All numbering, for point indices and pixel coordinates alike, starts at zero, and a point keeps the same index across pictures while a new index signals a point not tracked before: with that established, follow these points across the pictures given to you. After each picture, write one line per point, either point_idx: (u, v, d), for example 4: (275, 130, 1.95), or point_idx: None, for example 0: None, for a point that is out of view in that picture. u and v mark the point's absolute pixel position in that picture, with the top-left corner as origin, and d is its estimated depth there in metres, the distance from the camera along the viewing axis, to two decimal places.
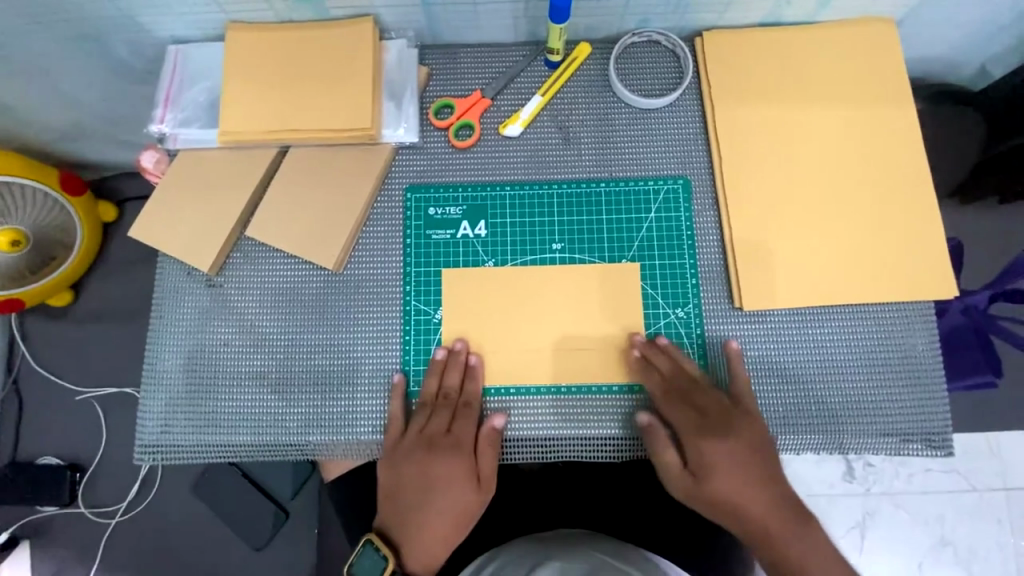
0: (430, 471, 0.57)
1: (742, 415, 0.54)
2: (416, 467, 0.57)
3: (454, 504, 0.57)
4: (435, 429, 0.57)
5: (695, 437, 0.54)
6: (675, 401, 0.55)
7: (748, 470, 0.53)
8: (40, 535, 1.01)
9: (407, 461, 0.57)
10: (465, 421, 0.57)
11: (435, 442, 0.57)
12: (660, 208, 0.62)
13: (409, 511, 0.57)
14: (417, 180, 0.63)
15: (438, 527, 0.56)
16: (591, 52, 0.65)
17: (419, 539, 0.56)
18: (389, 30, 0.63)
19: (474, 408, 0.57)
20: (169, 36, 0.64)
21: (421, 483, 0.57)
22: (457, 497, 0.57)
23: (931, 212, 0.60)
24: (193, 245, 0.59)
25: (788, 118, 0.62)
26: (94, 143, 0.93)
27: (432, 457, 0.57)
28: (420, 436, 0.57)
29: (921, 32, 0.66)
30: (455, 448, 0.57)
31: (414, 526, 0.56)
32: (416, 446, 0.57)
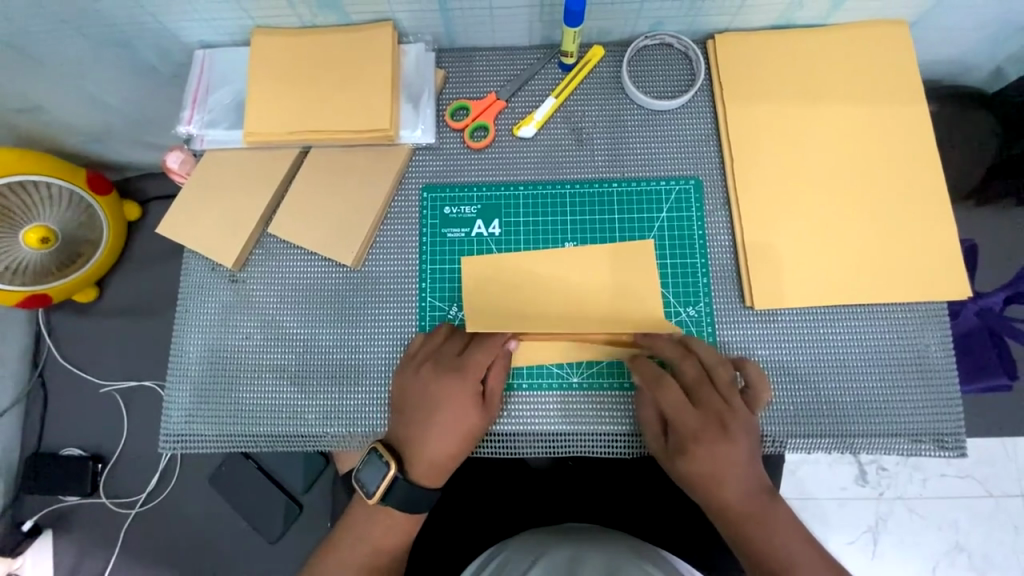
0: (433, 387, 0.56)
1: (738, 417, 0.53)
2: (424, 383, 0.57)
3: (456, 421, 0.56)
4: (447, 351, 0.58)
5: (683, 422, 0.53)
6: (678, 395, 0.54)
7: (726, 475, 0.53)
8: (62, 525, 1.04)
9: (412, 379, 0.57)
10: (482, 346, 0.57)
11: (446, 362, 0.57)
12: (671, 208, 0.62)
13: (414, 425, 0.56)
14: (433, 180, 0.64)
15: (441, 440, 0.56)
16: (604, 54, 0.66)
17: (423, 452, 0.56)
18: (407, 35, 0.65)
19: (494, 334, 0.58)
20: (197, 41, 0.66)
21: (423, 399, 0.57)
22: (464, 414, 0.56)
23: (942, 212, 0.60)
24: (219, 242, 0.62)
25: (799, 119, 0.62)
26: (120, 144, 0.97)
27: (440, 372, 0.57)
28: (433, 358, 0.58)
29: (935, 32, 0.66)
30: (464, 366, 0.57)
31: (419, 437, 0.56)
32: (424, 364, 0.58)
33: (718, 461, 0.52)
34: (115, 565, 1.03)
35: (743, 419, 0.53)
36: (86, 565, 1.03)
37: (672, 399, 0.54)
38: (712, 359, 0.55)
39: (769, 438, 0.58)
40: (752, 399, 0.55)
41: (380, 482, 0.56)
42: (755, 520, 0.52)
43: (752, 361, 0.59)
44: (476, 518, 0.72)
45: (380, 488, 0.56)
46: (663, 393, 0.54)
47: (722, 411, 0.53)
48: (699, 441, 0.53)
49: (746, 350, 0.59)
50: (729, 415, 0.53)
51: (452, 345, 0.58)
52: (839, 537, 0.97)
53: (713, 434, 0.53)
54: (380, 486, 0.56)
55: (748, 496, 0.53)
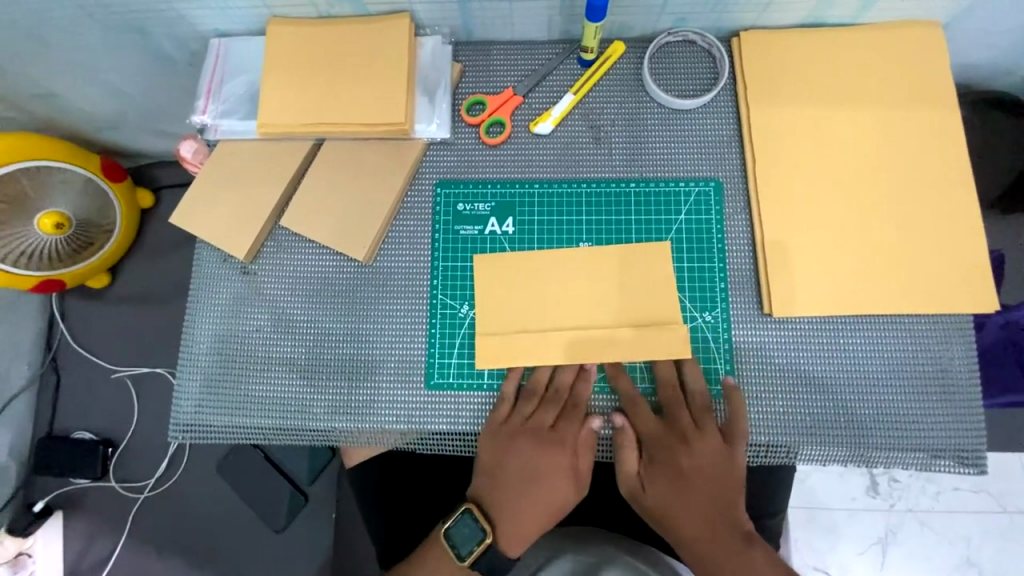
0: (537, 460, 0.59)
1: (705, 440, 0.56)
2: (522, 455, 0.59)
3: (553, 495, 0.59)
4: (542, 423, 0.59)
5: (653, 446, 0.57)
6: (651, 424, 0.57)
7: (690, 495, 0.56)
8: (73, 507, 1.06)
9: (510, 452, 0.59)
10: (573, 419, 0.58)
11: (543, 434, 0.59)
12: (690, 210, 0.61)
13: (508, 497, 0.59)
14: (447, 176, 0.63)
15: (534, 511, 0.59)
16: (624, 50, 0.64)
17: (518, 523, 0.59)
18: (424, 27, 0.64)
19: (579, 408, 0.58)
20: (212, 30, 0.65)
21: (525, 471, 0.59)
22: (558, 486, 0.59)
23: (971, 221, 0.58)
24: (231, 233, 0.61)
25: (827, 121, 0.60)
26: (134, 132, 0.97)
27: (540, 444, 0.59)
28: (529, 428, 0.59)
29: (970, 34, 0.63)
30: (562, 439, 0.59)
31: (513, 509, 0.59)
32: (522, 435, 0.59)
33: (686, 482, 0.57)
34: (124, 547, 1.05)
35: (710, 444, 0.56)
36: (95, 546, 1.05)
37: (643, 420, 0.57)
38: (695, 381, 0.57)
39: (782, 448, 0.56)
40: (732, 433, 0.56)
41: (473, 547, 0.58)
42: (720, 541, 0.55)
43: (767, 370, 0.58)
44: None
45: (472, 552, 0.58)
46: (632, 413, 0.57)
47: (689, 431, 0.57)
48: (666, 462, 0.57)
49: (762, 356, 0.58)
50: (695, 437, 0.56)
51: (546, 417, 0.59)
52: (847, 546, 0.96)
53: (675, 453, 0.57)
54: (473, 550, 0.58)
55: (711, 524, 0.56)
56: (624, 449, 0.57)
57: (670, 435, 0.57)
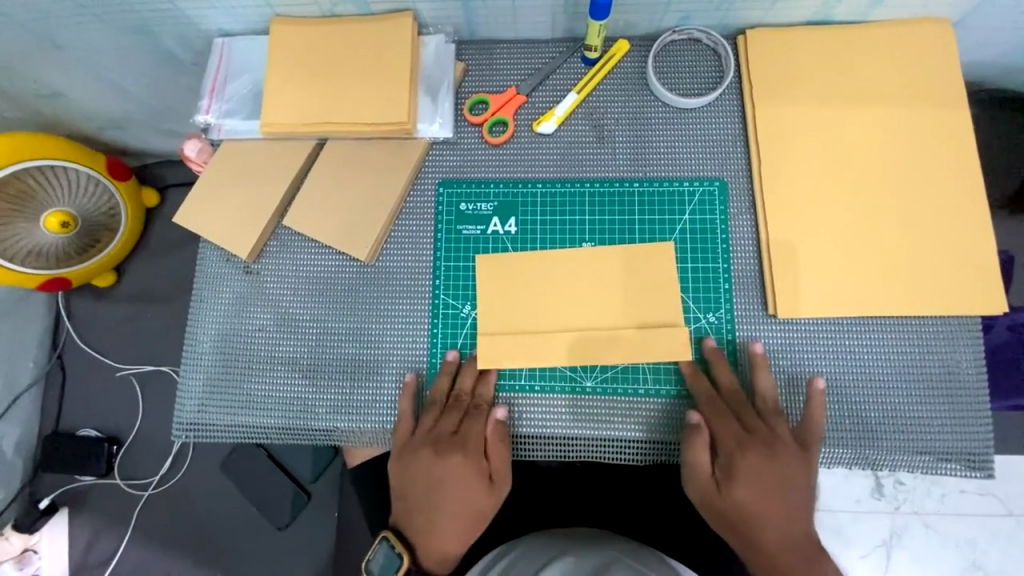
0: (439, 469, 0.57)
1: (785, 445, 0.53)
2: (426, 468, 0.57)
3: (466, 503, 0.57)
4: (444, 430, 0.57)
5: (734, 450, 0.53)
6: (731, 426, 0.54)
7: (771, 505, 0.53)
8: (78, 503, 1.07)
9: (417, 461, 0.57)
10: (474, 420, 0.57)
11: (444, 442, 0.57)
12: (694, 210, 0.60)
13: (422, 510, 0.57)
14: (450, 175, 0.63)
15: (449, 527, 0.57)
16: (629, 49, 0.64)
17: (434, 537, 0.57)
18: (427, 26, 0.63)
19: (480, 406, 0.57)
20: (216, 29, 0.66)
21: (434, 482, 0.57)
22: (470, 496, 0.57)
23: (980, 221, 0.57)
24: (233, 232, 0.61)
25: (833, 120, 0.60)
26: (139, 131, 0.97)
27: (440, 455, 0.57)
28: (428, 437, 0.57)
29: (979, 31, 0.63)
30: (465, 444, 0.57)
31: (428, 522, 0.57)
32: (427, 443, 0.57)
33: (767, 490, 0.53)
34: (128, 544, 1.06)
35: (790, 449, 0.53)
36: (100, 543, 1.06)
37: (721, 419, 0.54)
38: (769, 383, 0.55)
39: None
40: (807, 436, 0.54)
41: None
42: (797, 549, 0.52)
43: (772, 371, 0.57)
44: None
45: None
46: (711, 410, 0.54)
47: (769, 435, 0.54)
48: (747, 468, 0.53)
49: (766, 357, 0.57)
50: (775, 441, 0.53)
51: (448, 424, 0.57)
52: (852, 549, 0.95)
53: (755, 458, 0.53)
54: None
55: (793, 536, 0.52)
56: (698, 451, 0.53)
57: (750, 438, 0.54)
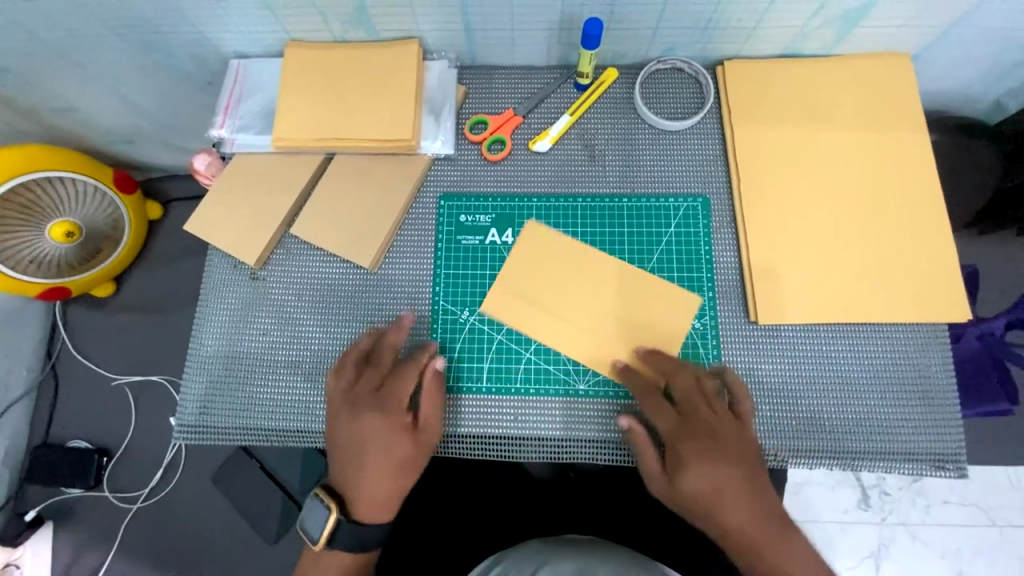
0: (358, 426, 0.56)
1: (729, 432, 0.53)
2: (346, 426, 0.56)
3: (388, 457, 0.55)
4: (364, 388, 0.57)
5: (676, 440, 0.53)
6: (668, 418, 0.54)
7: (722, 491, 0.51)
8: (63, 517, 1.05)
9: (338, 419, 0.57)
10: (398, 378, 0.57)
11: (363, 399, 0.57)
12: (679, 223, 0.65)
13: (347, 466, 0.56)
14: (451, 189, 0.67)
15: (373, 484, 0.56)
16: (618, 76, 0.69)
17: (362, 489, 0.56)
18: (432, 52, 0.68)
19: (411, 364, 0.58)
20: (233, 51, 0.70)
21: (354, 439, 0.56)
22: (391, 450, 0.55)
23: (943, 235, 0.62)
24: (242, 240, 0.64)
25: (805, 143, 0.65)
26: (148, 146, 1.01)
27: (363, 414, 0.56)
28: (349, 396, 0.57)
29: (935, 65, 0.69)
30: (384, 401, 0.56)
31: (355, 477, 0.56)
32: (346, 402, 0.57)
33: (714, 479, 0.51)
34: (112, 560, 1.03)
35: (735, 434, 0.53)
36: (83, 559, 1.04)
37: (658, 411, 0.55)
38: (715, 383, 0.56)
39: (772, 453, 0.58)
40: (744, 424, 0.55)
41: (323, 527, 0.57)
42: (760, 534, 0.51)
43: (755, 376, 0.60)
44: (476, 525, 0.72)
45: (324, 535, 0.57)
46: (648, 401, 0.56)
47: (710, 423, 0.53)
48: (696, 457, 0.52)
49: (750, 362, 0.60)
50: (719, 429, 0.53)
51: (369, 382, 0.58)
52: (842, 561, 0.96)
53: (699, 445, 0.52)
54: (324, 532, 0.57)
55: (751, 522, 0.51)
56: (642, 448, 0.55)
57: (691, 427, 0.53)
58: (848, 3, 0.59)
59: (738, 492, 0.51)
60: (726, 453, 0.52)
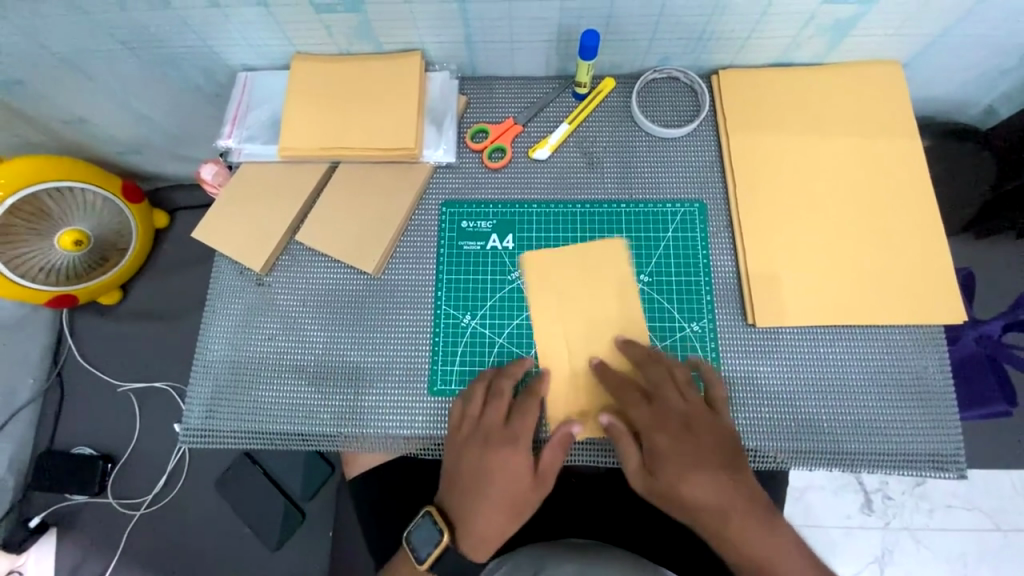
0: (487, 460, 0.58)
1: (704, 421, 0.56)
2: (475, 457, 0.58)
3: (509, 491, 0.58)
4: (493, 422, 0.58)
5: (651, 431, 0.56)
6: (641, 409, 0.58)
7: (699, 477, 0.54)
8: (67, 524, 1.05)
9: (466, 452, 0.58)
10: (523, 412, 0.59)
11: (494, 434, 0.58)
12: (677, 228, 0.66)
13: (466, 498, 0.59)
14: (452, 196, 0.68)
15: (491, 517, 0.58)
16: (615, 85, 0.71)
17: (476, 521, 0.58)
18: (433, 64, 0.70)
19: (532, 397, 0.59)
20: (240, 64, 0.72)
21: (478, 471, 0.58)
22: (516, 486, 0.58)
23: (936, 238, 0.63)
24: (249, 247, 0.66)
25: (799, 149, 0.66)
26: (156, 156, 1.03)
27: (493, 448, 0.58)
28: (479, 431, 0.58)
29: (926, 72, 0.70)
30: (513, 436, 0.58)
31: (472, 508, 0.58)
32: (474, 435, 0.58)
33: (689, 466, 0.54)
34: (116, 567, 1.04)
35: (710, 424, 0.56)
36: (87, 566, 1.04)
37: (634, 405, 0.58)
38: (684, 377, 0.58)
39: (771, 455, 0.59)
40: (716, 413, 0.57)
41: (431, 550, 0.59)
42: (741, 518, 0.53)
43: (753, 378, 0.61)
44: None
45: (431, 555, 0.59)
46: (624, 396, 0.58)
47: (685, 413, 0.56)
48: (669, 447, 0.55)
49: (747, 366, 0.61)
50: (693, 417, 0.56)
51: (497, 416, 0.58)
52: (847, 566, 0.96)
53: (672, 434, 0.56)
54: (431, 553, 0.59)
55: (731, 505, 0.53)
56: (622, 445, 0.57)
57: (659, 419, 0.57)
58: (837, 13, 0.61)
59: (716, 480, 0.53)
60: (701, 442, 0.55)
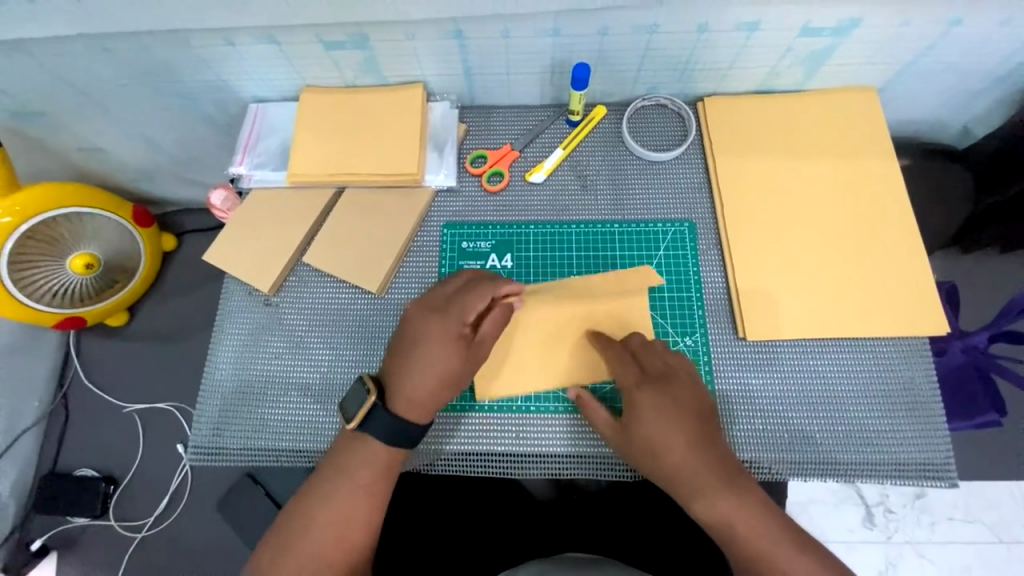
0: (420, 325, 0.58)
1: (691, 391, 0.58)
2: (413, 323, 0.59)
3: (436, 357, 0.57)
4: (439, 296, 0.60)
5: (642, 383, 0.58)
6: (631, 369, 0.59)
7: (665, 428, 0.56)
8: (68, 547, 1.05)
9: (407, 320, 0.59)
10: (469, 290, 0.59)
11: (436, 305, 0.59)
12: (668, 247, 0.69)
13: (395, 361, 0.58)
14: (453, 219, 0.71)
15: (418, 376, 0.57)
16: (607, 112, 0.75)
17: (401, 381, 0.57)
18: (435, 94, 0.74)
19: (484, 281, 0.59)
20: (252, 96, 0.76)
21: (410, 337, 0.58)
22: (443, 352, 0.57)
23: (915, 253, 0.66)
24: (258, 268, 0.68)
25: (782, 169, 0.70)
26: (166, 182, 1.06)
27: (428, 315, 0.58)
28: (425, 301, 0.60)
29: (900, 96, 0.75)
30: (449, 308, 0.58)
31: (399, 371, 0.58)
32: (420, 304, 0.60)
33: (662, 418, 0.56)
34: None
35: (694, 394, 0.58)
36: None
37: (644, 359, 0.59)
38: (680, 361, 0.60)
39: (767, 466, 0.60)
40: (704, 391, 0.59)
41: (358, 408, 0.57)
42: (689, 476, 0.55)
43: (745, 391, 0.63)
44: (479, 545, 0.74)
45: (358, 414, 0.57)
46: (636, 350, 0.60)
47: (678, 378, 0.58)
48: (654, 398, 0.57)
49: (740, 382, 0.63)
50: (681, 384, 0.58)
51: (445, 292, 0.60)
52: None
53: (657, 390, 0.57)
54: (358, 412, 0.57)
55: (684, 462, 0.55)
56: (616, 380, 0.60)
57: (653, 376, 0.58)
58: (812, 44, 0.65)
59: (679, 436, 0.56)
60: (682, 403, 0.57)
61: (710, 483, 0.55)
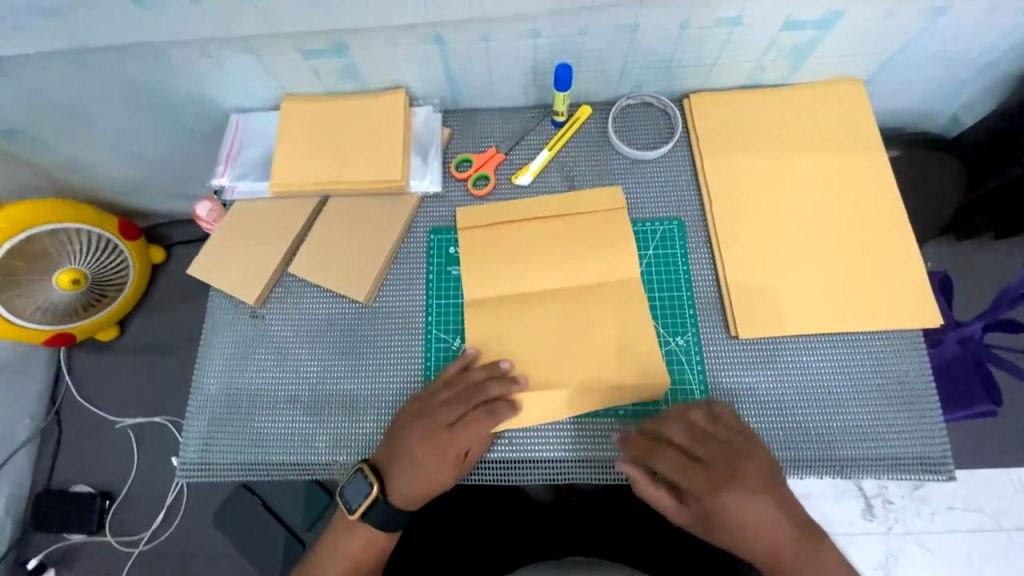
0: (420, 445, 0.60)
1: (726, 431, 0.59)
2: (413, 438, 0.60)
3: (433, 475, 0.61)
4: (441, 417, 0.60)
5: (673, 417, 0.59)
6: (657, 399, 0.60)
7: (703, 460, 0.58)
8: (64, 565, 1.04)
9: (408, 431, 0.60)
10: (474, 420, 0.59)
11: (439, 428, 0.60)
12: (657, 246, 0.68)
13: (394, 468, 0.61)
14: (439, 224, 0.70)
15: (416, 486, 0.61)
16: (592, 112, 0.74)
17: (399, 487, 0.61)
18: (417, 99, 0.73)
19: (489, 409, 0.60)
20: (232, 106, 0.75)
21: (409, 452, 0.60)
22: (440, 469, 0.60)
23: (906, 245, 0.65)
24: (243, 280, 0.67)
25: (771, 164, 0.69)
26: (152, 194, 1.05)
27: (429, 436, 0.60)
28: (425, 417, 0.60)
29: (887, 88, 0.74)
30: (452, 435, 0.60)
31: (397, 480, 0.61)
32: (421, 417, 0.61)
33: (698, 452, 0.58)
34: None
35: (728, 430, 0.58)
36: None
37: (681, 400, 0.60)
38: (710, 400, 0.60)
39: None
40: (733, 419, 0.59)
41: (361, 501, 0.61)
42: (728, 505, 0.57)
43: (739, 389, 0.62)
44: (477, 552, 0.73)
45: (361, 506, 0.62)
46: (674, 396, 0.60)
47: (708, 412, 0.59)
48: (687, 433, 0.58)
49: (734, 380, 0.62)
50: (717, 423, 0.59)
51: (448, 411, 0.60)
52: None
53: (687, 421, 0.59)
54: (362, 504, 0.61)
55: (723, 494, 0.57)
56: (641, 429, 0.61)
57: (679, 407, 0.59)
58: (797, 37, 0.64)
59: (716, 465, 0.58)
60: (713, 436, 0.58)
61: (715, 486, 0.57)
